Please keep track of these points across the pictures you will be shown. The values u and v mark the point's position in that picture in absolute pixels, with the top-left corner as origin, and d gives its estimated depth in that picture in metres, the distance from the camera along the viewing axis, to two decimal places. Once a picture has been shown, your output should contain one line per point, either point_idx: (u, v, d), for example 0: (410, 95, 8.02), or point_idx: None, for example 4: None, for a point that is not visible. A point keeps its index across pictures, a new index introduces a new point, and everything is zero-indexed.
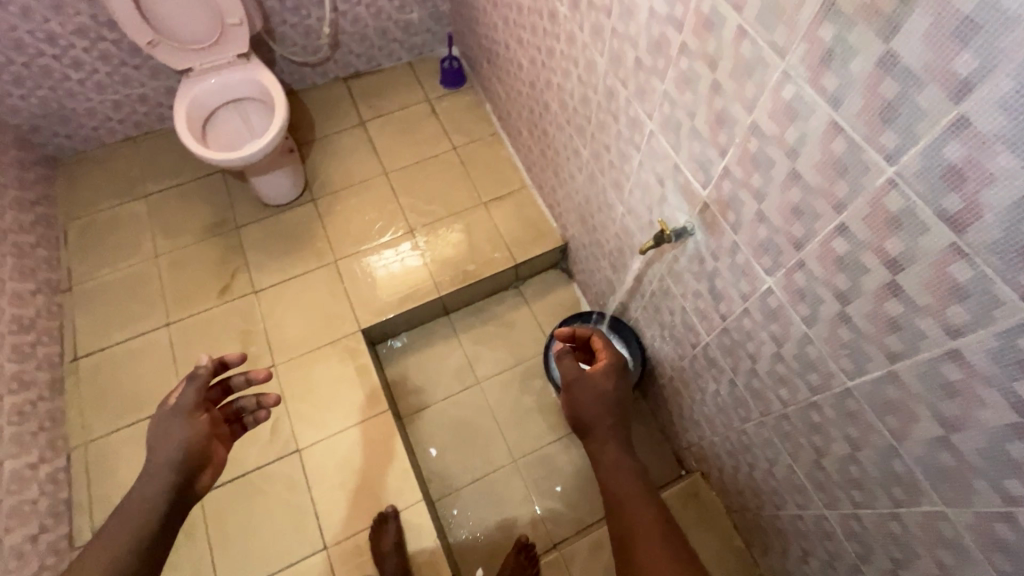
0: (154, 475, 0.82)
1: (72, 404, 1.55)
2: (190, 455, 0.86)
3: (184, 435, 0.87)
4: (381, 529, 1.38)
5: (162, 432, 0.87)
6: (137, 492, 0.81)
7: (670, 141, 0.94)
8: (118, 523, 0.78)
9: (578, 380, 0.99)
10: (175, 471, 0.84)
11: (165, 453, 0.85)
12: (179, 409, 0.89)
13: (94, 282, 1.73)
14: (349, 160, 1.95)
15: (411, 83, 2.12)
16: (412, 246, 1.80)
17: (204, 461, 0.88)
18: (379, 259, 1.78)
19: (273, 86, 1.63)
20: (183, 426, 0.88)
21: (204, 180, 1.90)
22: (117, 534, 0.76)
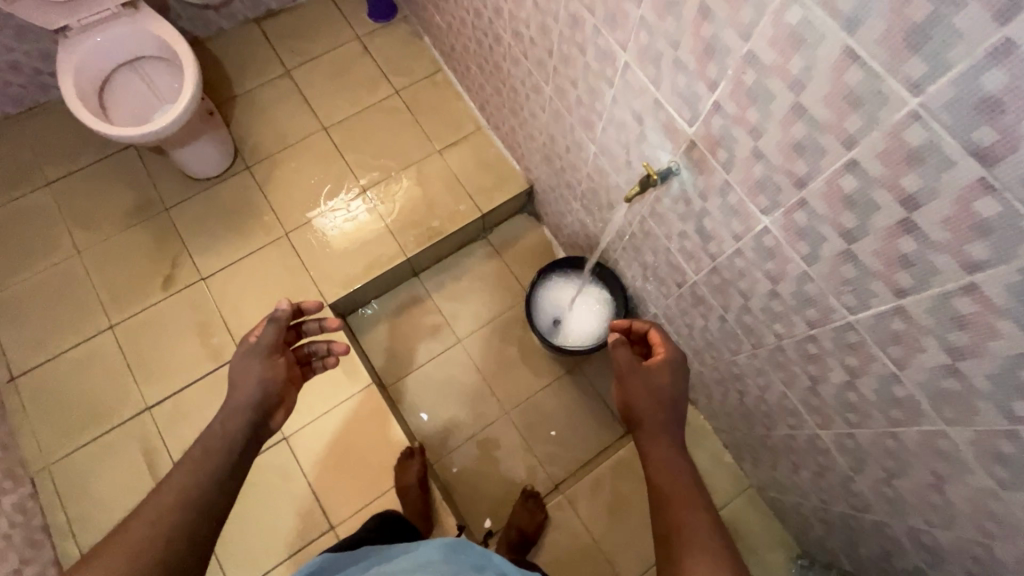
0: (234, 409, 0.84)
1: (22, 427, 1.41)
2: (266, 392, 0.88)
3: (263, 374, 0.89)
4: (406, 464, 1.41)
5: (245, 370, 0.89)
6: (220, 422, 0.82)
7: (648, 74, 0.85)
8: (207, 446, 0.77)
9: (633, 373, 0.89)
10: (254, 406, 0.85)
11: (248, 390, 0.86)
12: (260, 350, 0.91)
13: (12, 290, 1.53)
14: (280, 117, 1.74)
15: (334, 19, 1.87)
16: (368, 206, 1.67)
17: (278, 400, 0.90)
18: (332, 220, 1.65)
19: (174, 39, 1.39)
20: (263, 365, 0.91)
21: (116, 158, 1.67)
22: (202, 455, 0.76)
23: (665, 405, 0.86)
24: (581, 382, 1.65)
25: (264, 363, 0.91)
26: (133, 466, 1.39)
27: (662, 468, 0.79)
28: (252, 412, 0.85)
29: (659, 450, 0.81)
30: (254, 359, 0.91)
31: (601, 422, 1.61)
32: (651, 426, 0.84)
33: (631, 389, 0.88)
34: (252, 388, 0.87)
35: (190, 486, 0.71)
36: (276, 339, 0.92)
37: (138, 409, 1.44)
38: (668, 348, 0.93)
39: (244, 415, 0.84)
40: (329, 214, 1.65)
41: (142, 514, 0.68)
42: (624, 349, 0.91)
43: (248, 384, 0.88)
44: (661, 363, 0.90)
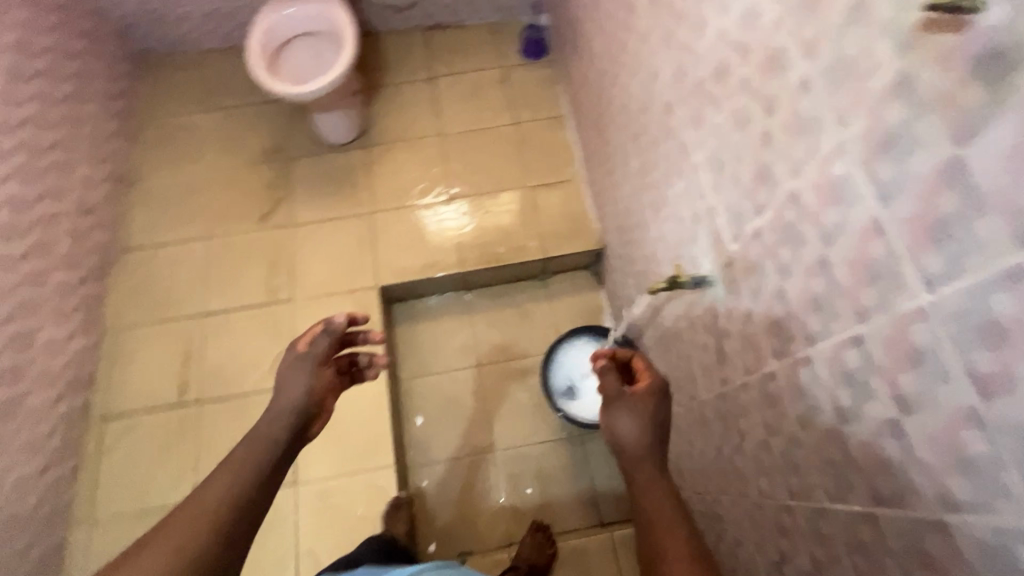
0: (277, 415, 0.84)
1: (110, 291, 1.67)
2: (310, 400, 0.89)
3: (309, 383, 0.89)
4: (394, 514, 1.39)
5: (292, 375, 0.89)
6: (264, 426, 0.83)
7: (712, 180, 0.83)
8: (246, 456, 0.77)
9: (620, 403, 0.79)
10: (297, 415, 0.86)
11: (292, 396, 0.87)
12: (311, 358, 0.91)
13: (154, 182, 1.83)
14: (410, 113, 1.93)
15: (489, 46, 2.04)
16: (451, 212, 1.78)
17: (319, 412, 0.91)
18: (444, 216, 1.77)
19: (346, 25, 1.61)
20: (310, 374, 0.90)
21: (272, 106, 1.95)
22: (244, 461, 0.77)
23: (655, 438, 0.77)
24: (576, 453, 1.61)
25: (312, 373, 0.91)
26: (171, 356, 1.59)
27: (649, 500, 0.71)
28: (296, 418, 0.85)
29: (650, 485, 0.72)
30: (305, 367, 0.90)
31: (578, 501, 1.56)
32: (641, 464, 0.75)
33: (618, 419, 0.78)
34: (298, 398, 0.87)
35: (228, 495, 0.72)
36: (329, 350, 0.92)
37: (197, 312, 1.64)
38: (651, 377, 0.82)
39: (289, 420, 0.85)
40: (438, 208, 1.78)
41: (189, 506, 0.70)
42: (610, 377, 0.82)
43: (294, 392, 0.88)
44: (648, 390, 0.80)
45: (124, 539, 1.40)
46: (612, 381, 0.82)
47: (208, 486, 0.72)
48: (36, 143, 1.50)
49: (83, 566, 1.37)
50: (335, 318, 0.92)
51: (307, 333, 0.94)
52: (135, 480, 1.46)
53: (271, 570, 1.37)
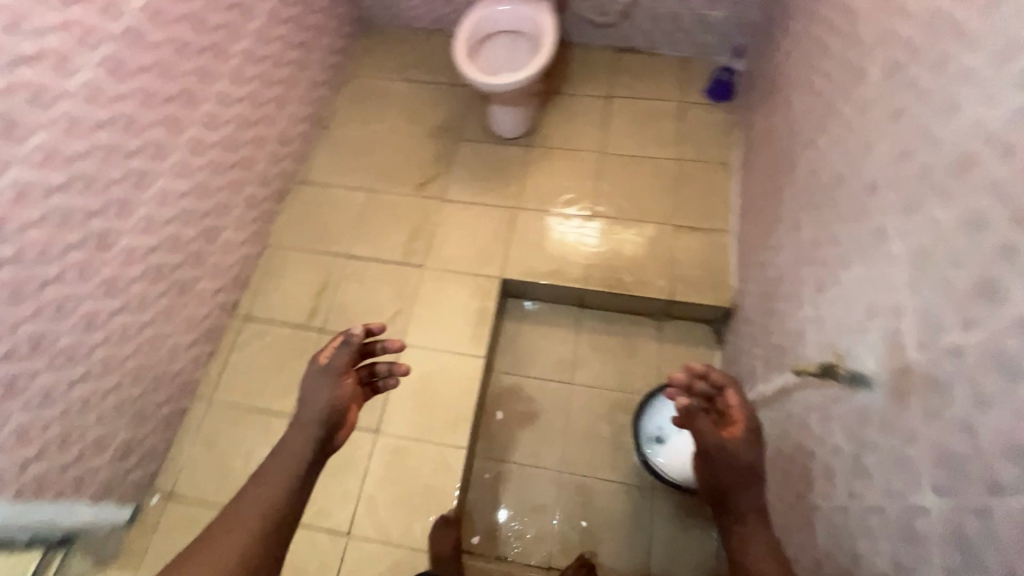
0: (303, 426, 0.98)
1: (281, 213, 1.90)
2: (332, 411, 1.00)
3: (329, 394, 1.00)
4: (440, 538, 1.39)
5: (315, 387, 1.00)
6: (292, 438, 0.98)
7: (908, 276, 0.75)
8: (280, 467, 0.95)
9: (717, 451, 0.90)
10: (320, 426, 0.98)
11: (315, 407, 0.99)
12: (331, 369, 1.01)
13: (342, 131, 2.05)
14: (578, 125, 1.97)
15: (675, 79, 2.02)
16: (575, 226, 1.79)
17: (339, 420, 1.01)
18: (567, 228, 1.79)
19: (550, 32, 1.69)
20: (331, 386, 1.00)
21: (457, 89, 2.10)
22: (278, 466, 0.95)
23: (753, 484, 0.89)
24: (642, 505, 1.54)
25: (332, 384, 1.00)
26: (312, 283, 1.78)
27: (743, 516, 0.89)
28: (321, 428, 0.98)
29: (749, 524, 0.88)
30: (324, 381, 1.00)
31: (631, 555, 1.49)
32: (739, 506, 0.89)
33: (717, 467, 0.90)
34: (320, 408, 0.99)
35: (262, 508, 0.91)
36: (346, 362, 1.01)
37: (343, 253, 1.82)
38: (745, 416, 0.91)
39: (314, 430, 0.98)
40: (568, 218, 1.81)
41: (227, 523, 0.89)
42: (703, 423, 0.91)
43: (317, 404, 1.00)
44: (743, 436, 0.90)
45: (231, 425, 1.59)
46: (706, 427, 0.90)
47: (246, 503, 0.91)
48: (270, 76, 1.76)
49: (195, 435, 1.58)
50: (353, 330, 1.01)
51: (327, 347, 1.03)
52: (254, 378, 1.65)
53: (335, 500, 1.47)
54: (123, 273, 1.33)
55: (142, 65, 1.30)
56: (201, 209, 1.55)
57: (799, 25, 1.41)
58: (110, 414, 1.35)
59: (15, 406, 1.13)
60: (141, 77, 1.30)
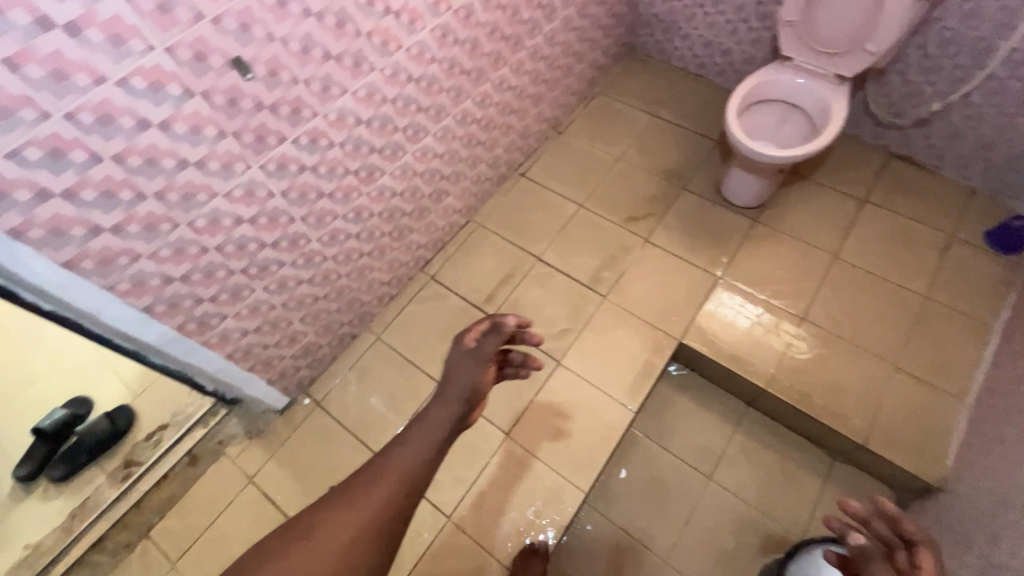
0: (447, 401, 1.00)
1: (494, 196, 2.00)
2: (473, 392, 1.01)
3: (475, 376, 1.01)
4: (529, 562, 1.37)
5: (461, 367, 1.01)
6: (436, 412, 0.99)
7: None
8: (416, 445, 0.95)
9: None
10: (461, 404, 1.00)
11: (458, 388, 1.01)
12: (480, 354, 1.02)
13: (574, 141, 2.10)
14: (816, 218, 1.81)
15: (950, 209, 1.77)
16: (745, 309, 1.67)
17: (477, 402, 1.02)
18: (735, 308, 1.67)
19: (838, 118, 1.55)
20: (475, 369, 1.02)
21: (700, 139, 2.04)
22: (423, 433, 0.96)
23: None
24: None
25: (477, 369, 1.02)
26: (498, 270, 1.85)
27: None
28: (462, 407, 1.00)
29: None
30: (471, 364, 1.02)
31: None
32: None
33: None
34: (464, 390, 1.00)
35: (405, 473, 0.91)
36: (495, 349, 1.01)
37: (535, 253, 1.86)
38: None
39: (456, 407, 1.00)
40: (739, 296, 1.69)
41: (374, 477, 0.91)
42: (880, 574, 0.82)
43: (461, 383, 1.01)
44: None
45: (386, 367, 1.71)
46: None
47: (387, 463, 0.93)
48: (540, 74, 1.85)
49: (355, 361, 1.73)
50: (506, 321, 1.00)
51: (474, 329, 1.04)
52: (419, 334, 1.75)
53: (448, 479, 1.51)
54: (370, 207, 1.48)
55: (460, 39, 1.42)
56: (442, 172, 1.68)
57: None
58: (310, 318, 1.52)
59: (260, 286, 1.30)
60: (455, 48, 1.43)
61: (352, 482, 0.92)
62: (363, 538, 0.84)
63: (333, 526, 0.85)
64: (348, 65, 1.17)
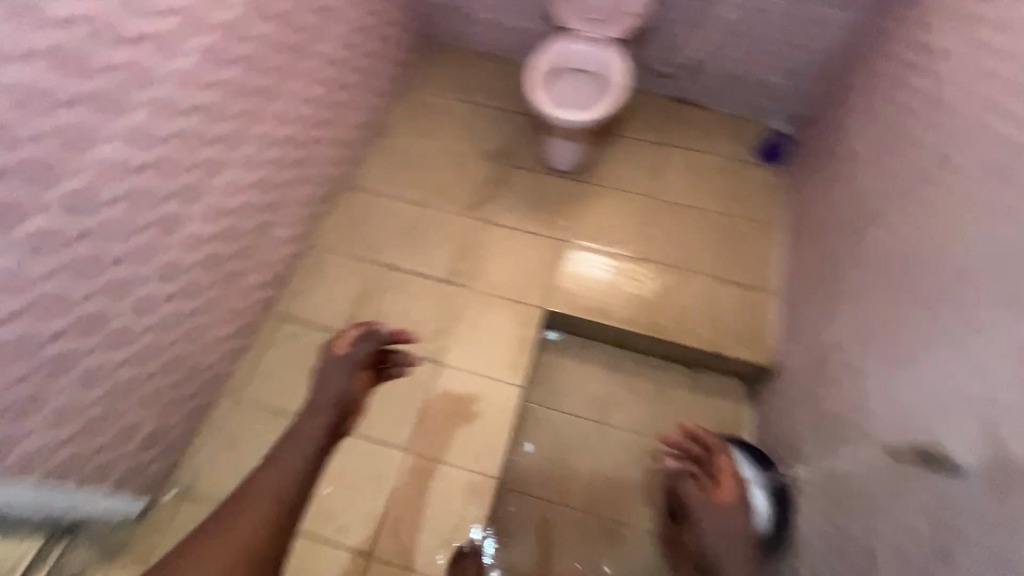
0: (315, 413, 1.19)
1: (328, 215, 1.88)
2: (346, 399, 1.23)
3: (346, 382, 1.23)
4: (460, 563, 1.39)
5: (334, 376, 1.23)
6: (304, 425, 1.19)
7: (1013, 374, 0.77)
8: (293, 446, 1.16)
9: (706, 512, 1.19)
10: (333, 412, 1.20)
11: (328, 397, 1.21)
12: (352, 360, 1.24)
13: (397, 141, 2.05)
14: (631, 166, 2.00)
15: (728, 136, 2.08)
16: (595, 262, 1.80)
17: (344, 410, 1.23)
18: (588, 264, 1.80)
19: (621, 77, 1.73)
20: (348, 377, 1.24)
21: (516, 115, 2.12)
22: (301, 439, 1.18)
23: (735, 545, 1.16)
24: (668, 559, 1.51)
25: (348, 376, 1.24)
26: (353, 289, 1.76)
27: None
28: (330, 415, 1.20)
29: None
30: (343, 368, 1.23)
31: None
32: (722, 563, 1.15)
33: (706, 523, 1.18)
34: (333, 399, 1.21)
35: (280, 482, 1.13)
36: (365, 354, 1.25)
37: (387, 262, 1.80)
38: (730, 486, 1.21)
39: (325, 415, 1.20)
40: (591, 253, 1.82)
41: (261, 487, 1.12)
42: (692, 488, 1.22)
43: (329, 394, 1.21)
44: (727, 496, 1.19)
45: (257, 426, 1.54)
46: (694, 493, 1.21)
47: (259, 483, 1.13)
48: (339, 80, 1.76)
49: (217, 431, 1.53)
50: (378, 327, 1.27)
51: (342, 338, 1.26)
52: (285, 380, 1.61)
53: (358, 518, 1.43)
54: (180, 260, 1.30)
55: (234, 57, 1.30)
56: (259, 203, 1.53)
57: (872, 106, 1.47)
58: (143, 403, 1.30)
59: (59, 387, 1.08)
60: (231, 68, 1.30)
61: (238, 492, 1.13)
62: (245, 549, 1.04)
63: (234, 531, 1.07)
64: (95, 107, 1.01)
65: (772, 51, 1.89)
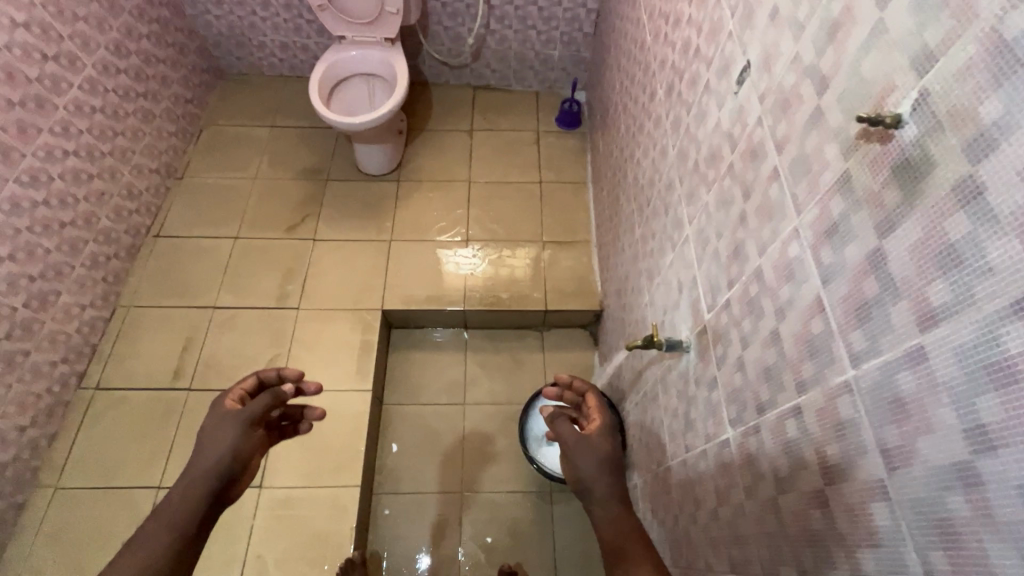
0: (193, 480, 0.79)
1: (134, 271, 1.77)
2: (236, 460, 0.83)
3: (238, 443, 0.84)
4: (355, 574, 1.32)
5: (219, 430, 0.84)
6: (175, 495, 0.77)
7: (697, 252, 0.90)
8: (163, 520, 0.75)
9: (578, 447, 0.87)
10: (217, 476, 0.80)
11: (213, 455, 0.82)
12: (245, 413, 0.87)
13: (200, 180, 1.97)
14: (444, 158, 2.08)
15: (529, 112, 2.22)
16: (465, 255, 1.85)
17: (236, 475, 0.83)
18: (457, 258, 1.84)
19: (402, 71, 1.79)
20: (239, 432, 0.85)
21: (322, 131, 2.12)
22: (174, 512, 0.76)
23: (611, 471, 0.83)
24: (543, 511, 1.58)
25: (241, 432, 0.85)
26: (174, 340, 1.66)
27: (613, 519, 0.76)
28: (217, 480, 0.80)
29: (611, 510, 0.77)
30: (233, 424, 0.85)
31: (539, 557, 1.52)
32: (601, 491, 0.80)
33: (578, 461, 0.85)
34: (221, 457, 0.81)
35: None
36: (265, 407, 0.88)
37: (208, 304, 1.72)
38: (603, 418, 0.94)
39: (208, 482, 0.79)
40: (456, 249, 1.87)
41: None
42: (563, 424, 0.90)
43: (215, 453, 0.82)
44: (600, 429, 0.90)
45: (84, 511, 1.40)
46: (565, 425, 0.89)
47: None
48: (106, 127, 1.66)
49: (36, 530, 1.37)
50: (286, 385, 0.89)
51: (235, 391, 0.92)
52: (109, 454, 1.48)
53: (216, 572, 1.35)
54: None
55: None
56: (28, 274, 1.40)
57: (617, 59, 1.64)
58: None
59: None
60: None
61: None
62: None
63: None
64: None
65: (540, 28, 2.04)
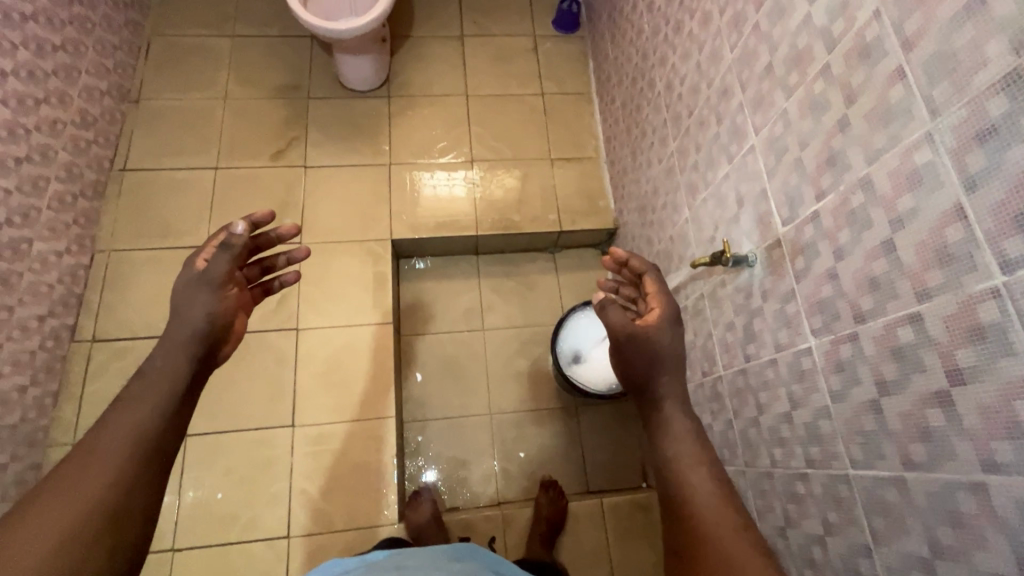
0: (171, 341, 0.74)
1: (106, 212, 1.59)
2: (215, 322, 0.78)
3: (212, 306, 0.78)
4: (420, 502, 1.41)
5: (188, 295, 0.78)
6: (157, 357, 0.72)
7: (767, 164, 0.87)
8: (147, 386, 0.69)
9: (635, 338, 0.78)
10: (199, 337, 0.76)
11: (191, 320, 0.76)
12: (212, 277, 0.80)
13: (160, 102, 1.73)
14: (435, 69, 1.89)
15: (523, 14, 2.02)
16: (441, 178, 1.74)
17: (221, 336, 0.79)
18: (434, 182, 1.73)
19: None
20: (211, 296, 0.79)
21: (294, 41, 1.88)
22: (163, 365, 0.71)
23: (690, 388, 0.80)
24: (570, 425, 1.65)
25: (213, 295, 0.79)
26: (169, 284, 1.53)
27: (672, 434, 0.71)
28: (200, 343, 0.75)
29: (675, 421, 0.72)
30: (202, 289, 0.79)
31: (570, 466, 1.61)
32: (660, 399, 0.75)
33: (631, 357, 0.78)
34: (198, 319, 0.76)
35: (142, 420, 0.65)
36: (230, 267, 0.81)
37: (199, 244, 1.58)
38: (663, 304, 0.81)
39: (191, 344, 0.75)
40: (432, 170, 1.75)
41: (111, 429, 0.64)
42: (616, 312, 0.79)
43: (191, 316, 0.77)
44: (659, 321, 0.79)
45: None
46: (620, 316, 0.79)
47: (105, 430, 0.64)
48: (42, 39, 1.40)
49: None
50: (234, 228, 0.81)
51: (208, 246, 0.82)
52: None
53: (263, 506, 1.36)
54: None
55: None
56: None
57: None
58: None
59: None
60: None
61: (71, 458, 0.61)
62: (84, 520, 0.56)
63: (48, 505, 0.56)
64: None
65: None
